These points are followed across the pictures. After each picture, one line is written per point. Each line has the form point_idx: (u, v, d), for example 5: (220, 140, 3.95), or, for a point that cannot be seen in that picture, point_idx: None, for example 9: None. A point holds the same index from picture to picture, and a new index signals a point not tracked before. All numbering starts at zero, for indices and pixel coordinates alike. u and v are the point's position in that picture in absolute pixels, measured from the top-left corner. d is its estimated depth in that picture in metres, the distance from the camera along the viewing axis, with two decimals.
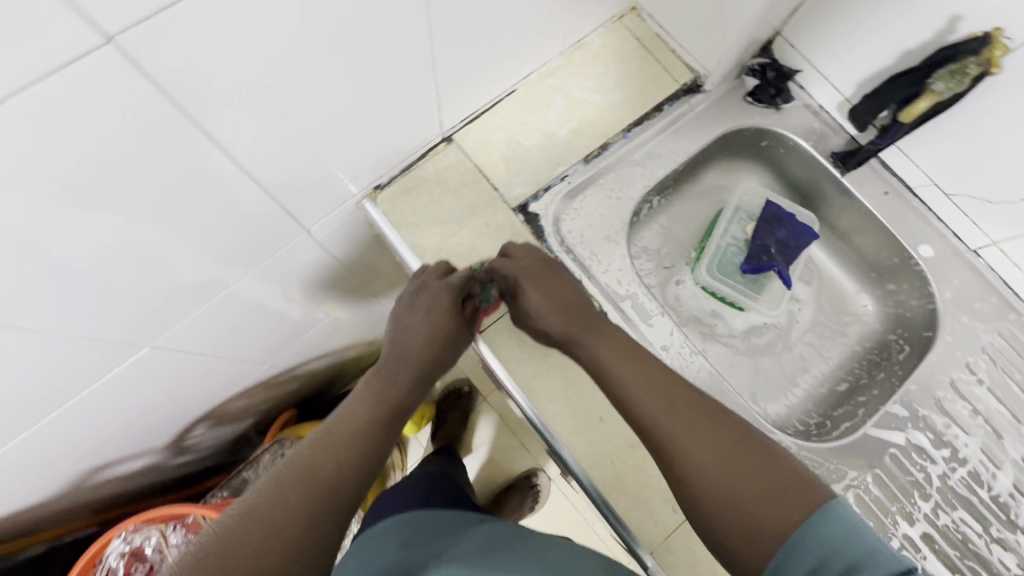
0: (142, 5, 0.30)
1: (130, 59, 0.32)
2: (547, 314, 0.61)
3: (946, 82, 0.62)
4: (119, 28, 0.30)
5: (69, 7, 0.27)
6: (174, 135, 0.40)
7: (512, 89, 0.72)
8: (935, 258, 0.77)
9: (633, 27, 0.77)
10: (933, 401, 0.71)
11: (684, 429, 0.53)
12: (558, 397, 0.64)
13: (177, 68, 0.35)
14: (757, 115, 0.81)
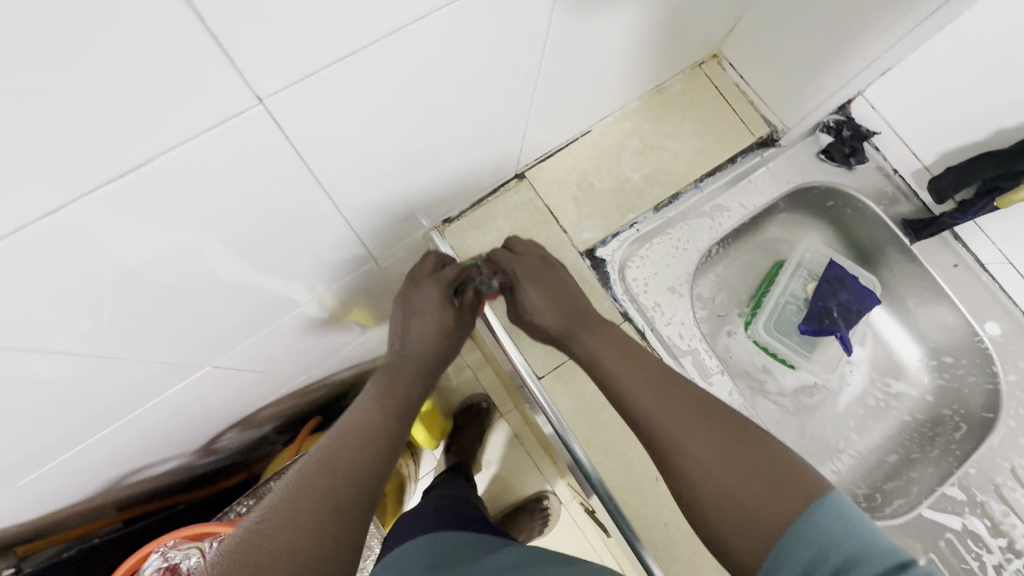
0: (297, 68, 0.30)
1: (273, 117, 0.32)
2: (543, 309, 0.59)
3: None
4: (269, 92, 0.30)
5: (234, 71, 0.28)
6: (287, 180, 0.39)
7: (588, 129, 0.71)
8: (1003, 337, 0.75)
9: (713, 76, 0.76)
10: (994, 489, 0.71)
11: (686, 414, 0.48)
12: (615, 453, 0.63)
13: (308, 123, 0.35)
14: (829, 173, 0.79)
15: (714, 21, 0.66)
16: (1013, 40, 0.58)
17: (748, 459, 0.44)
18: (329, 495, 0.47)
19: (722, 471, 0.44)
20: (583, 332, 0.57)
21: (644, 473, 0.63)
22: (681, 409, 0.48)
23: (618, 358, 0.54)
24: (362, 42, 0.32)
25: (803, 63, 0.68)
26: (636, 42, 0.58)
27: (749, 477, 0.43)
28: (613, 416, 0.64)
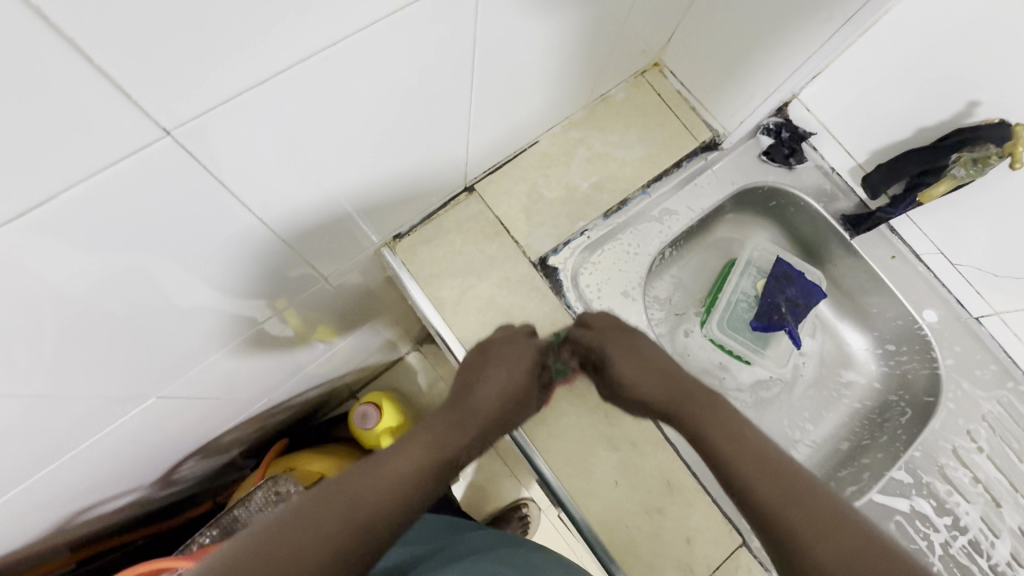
0: (204, 99, 0.30)
1: (188, 148, 0.32)
2: (634, 379, 0.63)
3: (966, 169, 0.63)
4: (176, 125, 0.30)
5: (135, 107, 0.27)
6: (216, 209, 0.39)
7: (535, 140, 0.72)
8: (939, 324, 0.79)
9: (655, 83, 0.78)
10: (937, 469, 0.74)
11: (764, 476, 0.54)
12: (573, 458, 0.64)
13: (227, 150, 0.35)
14: (771, 174, 0.82)
15: (649, 32, 0.68)
16: (925, 45, 0.62)
17: (855, 542, 0.48)
18: (346, 519, 0.51)
19: (851, 560, 0.48)
20: (674, 395, 0.62)
21: (601, 477, 0.64)
22: (801, 497, 0.52)
23: (714, 428, 0.59)
24: (260, 76, 0.32)
25: (737, 70, 0.70)
26: (571, 56, 0.59)
27: (859, 565, 0.47)
28: (568, 423, 0.65)
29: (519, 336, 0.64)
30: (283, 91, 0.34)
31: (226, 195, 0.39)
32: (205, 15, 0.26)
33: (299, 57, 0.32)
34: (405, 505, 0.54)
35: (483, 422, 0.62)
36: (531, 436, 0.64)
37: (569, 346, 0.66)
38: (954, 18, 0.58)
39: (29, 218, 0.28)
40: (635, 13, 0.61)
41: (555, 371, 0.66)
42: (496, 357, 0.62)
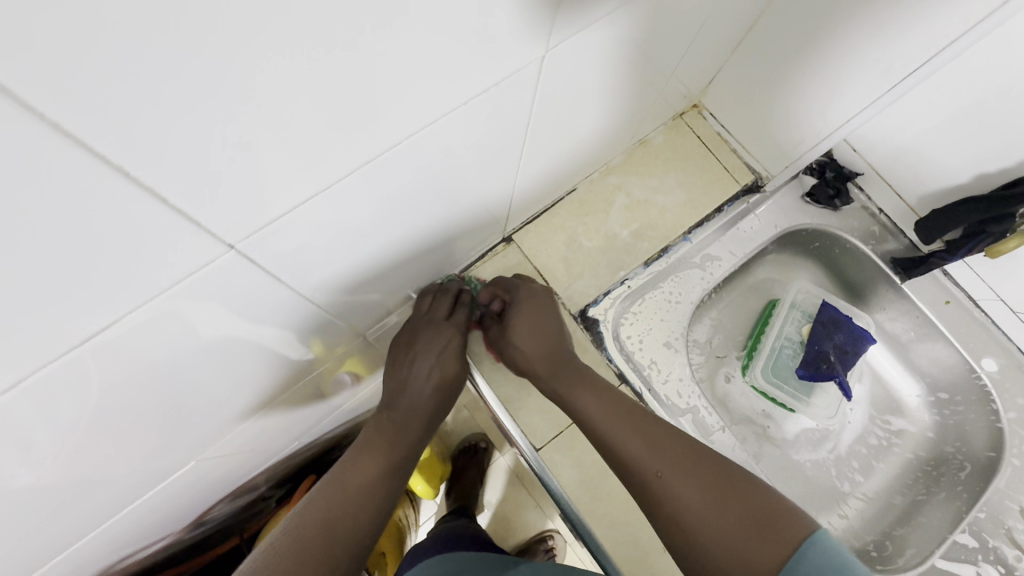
0: (268, 215, 0.30)
1: (249, 256, 0.32)
2: (530, 344, 0.62)
3: None
4: (234, 239, 0.30)
5: (207, 234, 0.28)
6: (262, 291, 0.38)
7: (573, 187, 0.71)
8: (1000, 373, 0.75)
9: (694, 125, 0.77)
10: (1005, 533, 0.71)
11: (622, 424, 0.54)
12: (618, 525, 0.62)
13: (285, 249, 0.35)
14: (815, 216, 0.80)
15: (690, 79, 0.67)
16: (985, 95, 0.59)
17: (723, 499, 0.46)
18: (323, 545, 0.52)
19: (684, 482, 0.49)
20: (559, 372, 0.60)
21: (647, 538, 0.62)
22: (675, 454, 0.51)
23: (592, 397, 0.57)
24: (319, 178, 0.31)
25: (779, 117, 0.68)
26: (612, 110, 0.58)
27: (725, 527, 0.45)
28: (610, 486, 0.63)
29: (438, 317, 0.64)
30: (343, 185, 0.33)
31: (275, 277, 0.38)
32: (272, 136, 0.26)
33: (358, 151, 0.32)
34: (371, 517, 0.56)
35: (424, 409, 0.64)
36: (576, 502, 0.62)
37: (487, 292, 0.66)
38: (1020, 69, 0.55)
39: (102, 333, 0.29)
40: (675, 64, 0.60)
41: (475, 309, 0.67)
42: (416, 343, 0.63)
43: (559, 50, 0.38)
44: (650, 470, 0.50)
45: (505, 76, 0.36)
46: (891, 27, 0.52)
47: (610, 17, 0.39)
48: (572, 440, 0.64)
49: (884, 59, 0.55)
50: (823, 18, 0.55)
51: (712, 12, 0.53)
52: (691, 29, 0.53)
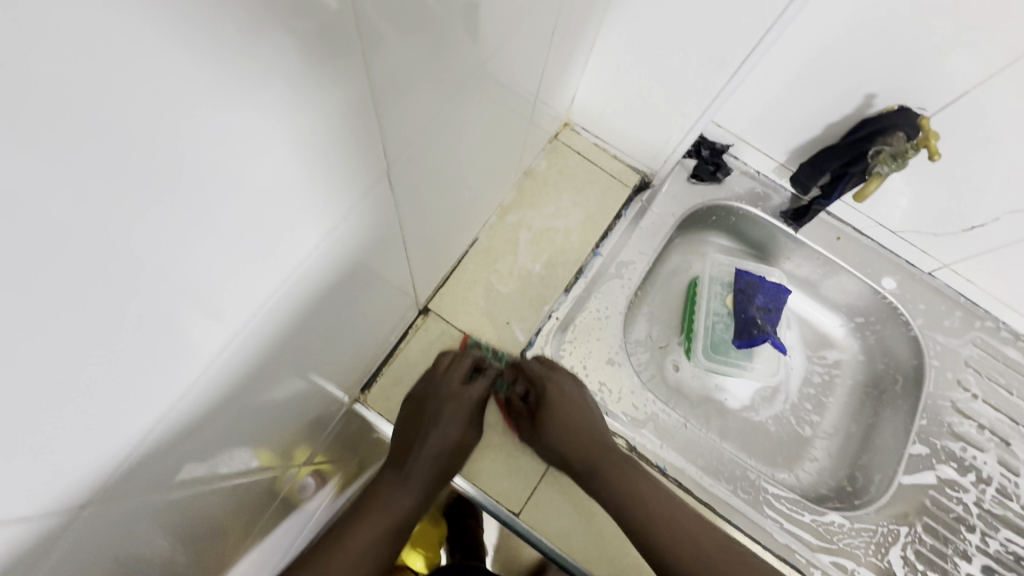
0: (114, 456, 0.26)
1: (112, 499, 0.28)
2: (564, 432, 0.59)
3: (888, 166, 0.64)
4: (90, 495, 0.25)
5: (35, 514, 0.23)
6: (152, 514, 0.32)
7: (474, 238, 0.70)
8: (898, 287, 0.82)
9: (571, 142, 0.78)
10: (947, 431, 0.75)
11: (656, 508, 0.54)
12: (617, 554, 0.61)
13: (158, 468, 0.30)
14: (705, 193, 0.84)
15: (552, 106, 0.69)
16: (808, 56, 0.64)
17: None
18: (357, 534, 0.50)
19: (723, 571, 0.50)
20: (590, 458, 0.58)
21: (651, 562, 0.61)
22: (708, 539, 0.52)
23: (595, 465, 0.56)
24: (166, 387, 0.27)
25: (643, 119, 0.72)
26: (485, 161, 0.58)
27: None
28: (602, 523, 0.62)
29: (455, 381, 0.61)
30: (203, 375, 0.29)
31: (164, 486, 0.32)
32: (78, 381, 0.21)
33: (210, 333, 0.28)
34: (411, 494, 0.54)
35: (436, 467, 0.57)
36: (570, 546, 0.61)
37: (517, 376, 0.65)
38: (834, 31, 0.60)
39: None
40: (532, 102, 0.61)
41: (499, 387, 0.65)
42: (436, 400, 0.59)
43: (411, 147, 0.38)
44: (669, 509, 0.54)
45: (364, 188, 0.34)
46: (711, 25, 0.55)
47: (450, 99, 0.39)
48: (552, 483, 0.63)
49: (712, 58, 0.58)
50: (652, 26, 0.58)
51: (551, 48, 0.54)
52: (536, 68, 0.55)
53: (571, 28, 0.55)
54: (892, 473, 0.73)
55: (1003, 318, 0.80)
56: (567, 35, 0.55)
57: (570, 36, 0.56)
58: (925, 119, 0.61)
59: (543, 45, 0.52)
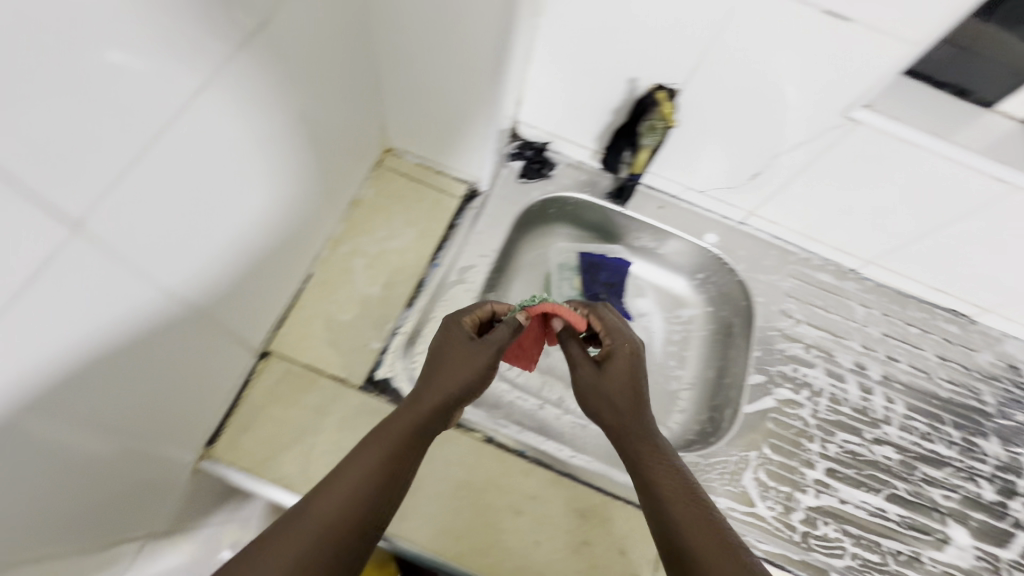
0: None
1: None
2: (612, 380, 0.60)
3: (650, 138, 0.75)
4: None
5: None
6: None
7: (308, 274, 0.73)
8: (720, 240, 0.91)
9: (396, 166, 0.83)
10: (778, 357, 0.83)
11: (647, 464, 0.56)
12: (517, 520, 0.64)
13: None
14: (537, 189, 0.90)
15: (358, 134, 0.73)
16: (568, 59, 0.74)
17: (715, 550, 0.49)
18: (346, 508, 0.48)
19: (690, 526, 0.51)
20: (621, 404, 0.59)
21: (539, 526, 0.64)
22: (685, 503, 0.53)
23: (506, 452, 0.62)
24: None
25: (450, 131, 0.76)
26: (285, 196, 0.60)
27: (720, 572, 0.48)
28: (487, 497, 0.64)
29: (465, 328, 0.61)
30: None
31: None
32: None
33: None
34: (394, 468, 0.52)
35: (433, 408, 0.56)
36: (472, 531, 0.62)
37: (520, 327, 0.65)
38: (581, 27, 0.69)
39: None
40: (324, 131, 0.64)
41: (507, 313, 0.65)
42: (438, 356, 0.59)
43: (129, 187, 0.38)
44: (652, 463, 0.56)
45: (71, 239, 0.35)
46: (450, 23, 0.59)
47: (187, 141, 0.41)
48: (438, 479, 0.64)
49: (469, 54, 0.62)
50: (410, 37, 0.63)
51: (314, 77, 0.57)
52: (305, 96, 0.58)
53: (329, 53, 0.59)
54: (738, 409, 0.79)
55: (810, 248, 0.90)
56: (328, 60, 0.59)
57: (335, 62, 0.60)
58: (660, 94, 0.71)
59: (302, 77, 0.55)
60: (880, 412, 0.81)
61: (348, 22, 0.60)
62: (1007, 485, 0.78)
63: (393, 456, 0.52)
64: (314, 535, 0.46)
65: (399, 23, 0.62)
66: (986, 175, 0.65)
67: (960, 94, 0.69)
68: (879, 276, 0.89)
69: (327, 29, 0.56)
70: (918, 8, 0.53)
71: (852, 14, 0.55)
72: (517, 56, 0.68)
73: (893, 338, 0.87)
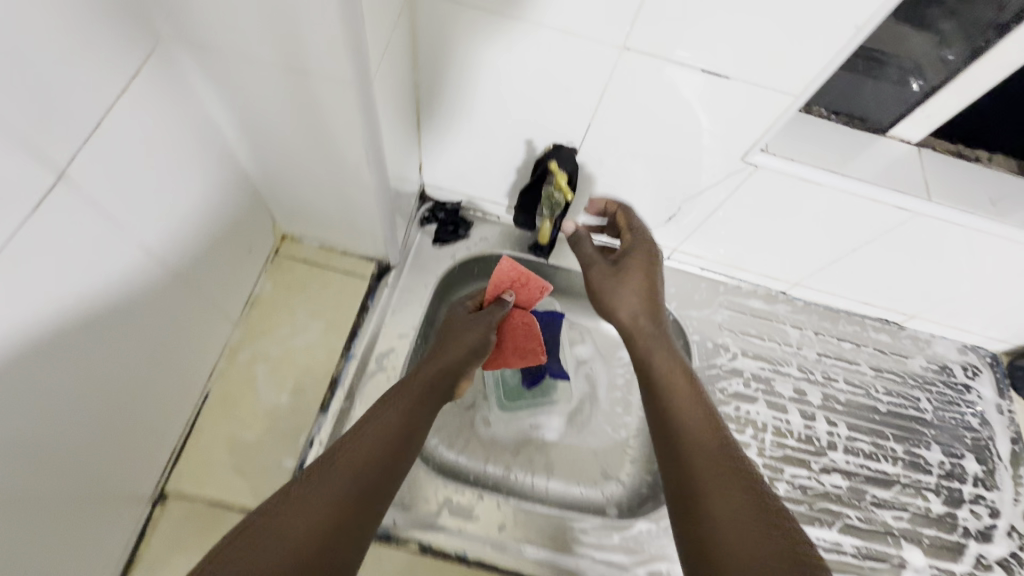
0: None
1: None
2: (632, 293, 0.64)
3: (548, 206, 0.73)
4: None
5: None
6: None
7: (204, 393, 0.66)
8: None
9: (295, 253, 0.76)
10: (717, 398, 0.81)
11: (675, 381, 0.58)
12: None
13: None
14: (453, 252, 0.85)
15: (239, 238, 0.65)
16: (461, 123, 0.70)
17: (726, 483, 0.49)
18: (348, 481, 0.49)
19: (702, 458, 0.51)
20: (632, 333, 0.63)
21: None
22: (706, 434, 0.54)
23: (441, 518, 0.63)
24: None
25: (342, 218, 0.69)
26: (142, 340, 0.52)
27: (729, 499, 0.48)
28: None
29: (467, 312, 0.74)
30: None
31: None
32: None
33: None
34: (392, 435, 0.55)
35: (427, 382, 0.62)
36: None
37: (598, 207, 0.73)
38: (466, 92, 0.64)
39: None
40: (187, 254, 0.57)
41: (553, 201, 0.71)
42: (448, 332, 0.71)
43: None
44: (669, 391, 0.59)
45: None
46: (312, 125, 0.53)
47: None
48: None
49: (339, 148, 0.55)
50: (272, 137, 0.57)
51: (158, 204, 0.50)
52: (147, 229, 0.50)
53: (174, 173, 0.51)
54: None
55: (738, 276, 0.89)
56: (175, 180, 0.52)
57: (183, 181, 0.53)
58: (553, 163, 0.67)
59: (138, 213, 0.48)
60: (824, 439, 0.80)
61: (194, 133, 0.53)
62: (953, 494, 0.79)
63: (388, 429, 0.55)
64: (306, 529, 0.44)
65: (258, 123, 0.55)
66: (889, 206, 0.65)
67: (857, 122, 0.68)
68: (807, 295, 0.89)
69: (167, 148, 0.50)
70: (796, 65, 0.50)
71: (729, 72, 0.53)
72: (397, 141, 0.62)
73: (829, 357, 0.87)
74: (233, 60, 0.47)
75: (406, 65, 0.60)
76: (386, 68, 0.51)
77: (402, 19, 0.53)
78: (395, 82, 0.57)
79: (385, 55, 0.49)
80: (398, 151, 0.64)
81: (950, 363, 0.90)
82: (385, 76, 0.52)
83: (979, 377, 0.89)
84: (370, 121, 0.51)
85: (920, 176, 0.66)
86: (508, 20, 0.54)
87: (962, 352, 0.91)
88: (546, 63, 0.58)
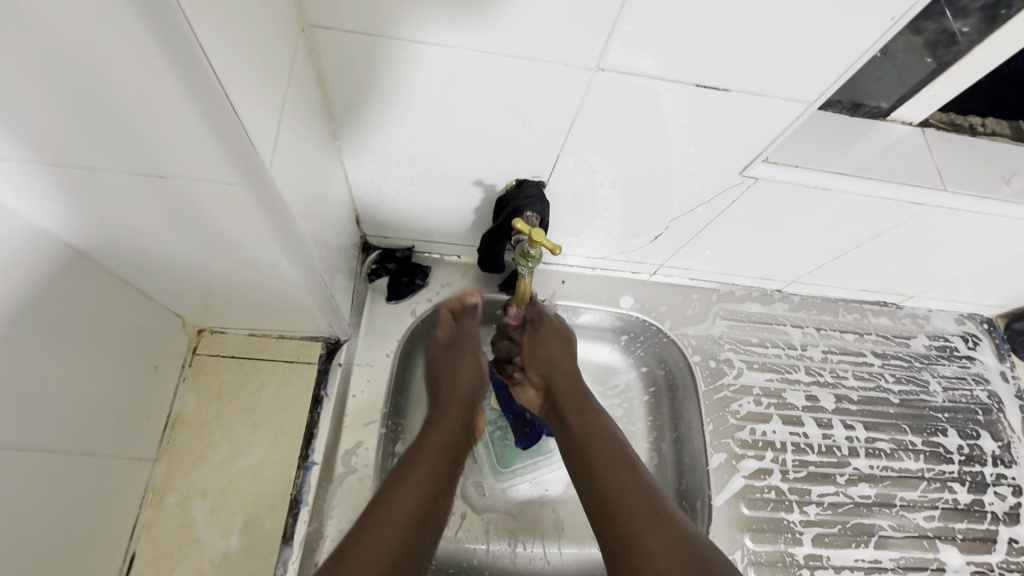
0: None
1: None
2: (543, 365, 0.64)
3: (525, 267, 0.56)
4: None
5: None
6: None
7: (129, 556, 0.53)
8: (637, 302, 0.78)
9: (218, 349, 0.62)
10: (731, 424, 0.74)
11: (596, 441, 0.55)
12: None
13: None
14: (413, 306, 0.71)
15: (129, 355, 0.50)
16: (400, 169, 0.56)
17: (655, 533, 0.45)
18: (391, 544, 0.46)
19: (648, 522, 0.46)
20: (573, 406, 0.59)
21: None
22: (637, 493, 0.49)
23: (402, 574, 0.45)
24: None
25: (265, 303, 0.55)
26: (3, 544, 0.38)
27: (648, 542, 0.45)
28: None
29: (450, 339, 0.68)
30: None
31: None
32: None
33: None
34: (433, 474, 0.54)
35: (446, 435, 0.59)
36: None
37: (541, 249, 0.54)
38: (398, 131, 0.51)
39: None
40: (51, 423, 0.42)
41: (522, 254, 0.55)
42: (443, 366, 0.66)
43: None
44: (643, 510, 0.47)
45: None
46: (196, 229, 0.39)
47: None
48: None
49: (226, 240, 0.40)
50: (146, 246, 0.42)
51: None
52: None
53: (4, 335, 0.37)
54: (706, 504, 0.69)
55: (731, 281, 0.80)
56: (7, 343, 0.37)
57: (14, 331, 0.37)
58: (516, 222, 0.50)
59: None
60: (845, 447, 0.76)
61: (30, 269, 0.38)
62: (977, 480, 0.77)
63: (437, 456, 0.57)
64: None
65: (118, 232, 0.40)
66: (902, 202, 0.58)
67: (852, 109, 0.60)
68: (804, 290, 0.82)
69: None
70: (814, 71, 0.42)
71: (728, 85, 0.44)
72: (319, 216, 0.48)
73: (835, 353, 0.82)
74: (48, 168, 0.33)
75: (319, 116, 0.46)
76: (290, 137, 0.38)
77: (297, 64, 0.39)
78: (309, 145, 0.43)
79: (282, 129, 0.36)
80: (321, 226, 0.50)
81: (951, 336, 0.86)
82: (290, 148, 0.38)
83: (980, 347, 0.86)
84: (272, 216, 0.38)
85: (930, 164, 0.59)
86: (446, 49, 0.41)
87: (960, 321, 0.87)
88: (499, 92, 0.46)
